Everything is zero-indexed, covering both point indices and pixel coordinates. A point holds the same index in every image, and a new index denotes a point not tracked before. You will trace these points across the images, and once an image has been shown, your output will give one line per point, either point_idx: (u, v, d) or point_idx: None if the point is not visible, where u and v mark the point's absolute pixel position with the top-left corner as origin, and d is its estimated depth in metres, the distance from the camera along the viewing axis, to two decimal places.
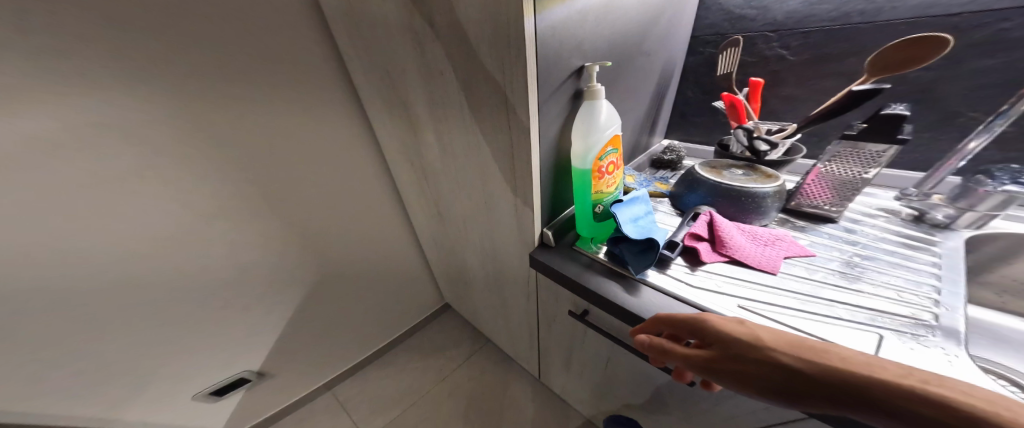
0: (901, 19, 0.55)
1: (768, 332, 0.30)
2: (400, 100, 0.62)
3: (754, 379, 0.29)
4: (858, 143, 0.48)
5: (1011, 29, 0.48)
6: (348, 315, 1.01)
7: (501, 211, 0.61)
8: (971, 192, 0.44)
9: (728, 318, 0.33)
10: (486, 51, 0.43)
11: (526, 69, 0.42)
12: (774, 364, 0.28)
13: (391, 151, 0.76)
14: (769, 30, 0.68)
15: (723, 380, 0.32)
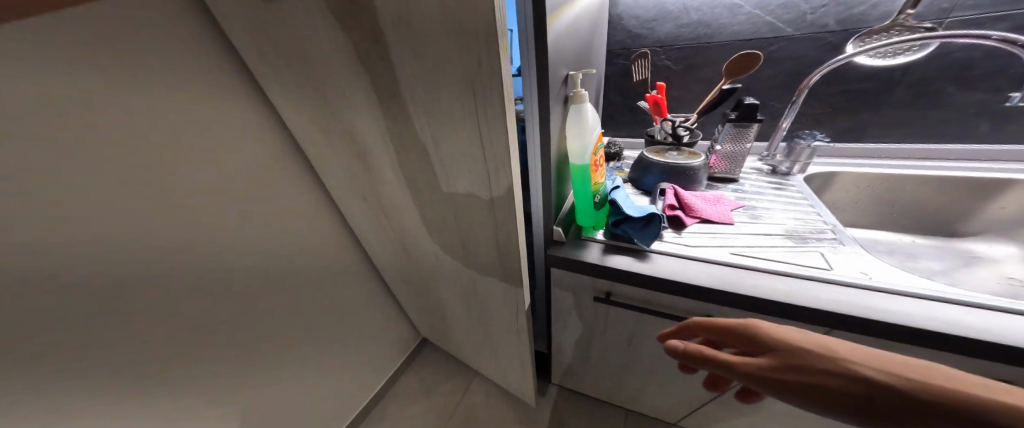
0: (727, 41, 0.78)
1: (844, 343, 0.30)
2: (354, 125, 0.53)
3: (824, 388, 0.29)
4: (738, 126, 0.69)
5: (776, 50, 0.75)
6: (331, 376, 0.89)
7: (476, 241, 0.57)
8: (795, 150, 0.68)
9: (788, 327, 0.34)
10: (451, 67, 0.37)
11: (505, 87, 0.36)
12: (850, 373, 0.29)
13: (353, 179, 0.65)
14: (657, 46, 0.87)
15: (781, 392, 0.31)
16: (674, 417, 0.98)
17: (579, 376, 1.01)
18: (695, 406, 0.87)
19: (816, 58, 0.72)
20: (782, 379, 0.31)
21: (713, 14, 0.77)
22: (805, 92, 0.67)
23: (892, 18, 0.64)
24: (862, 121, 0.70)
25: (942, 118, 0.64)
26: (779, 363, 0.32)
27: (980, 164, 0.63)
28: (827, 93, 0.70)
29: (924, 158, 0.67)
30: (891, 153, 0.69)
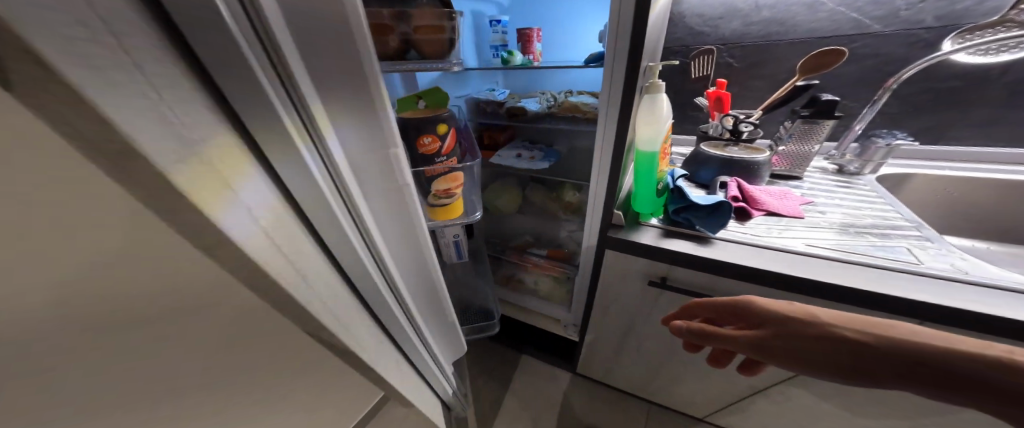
0: (800, 38, 0.78)
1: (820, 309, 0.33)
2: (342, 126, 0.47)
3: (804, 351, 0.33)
4: (809, 123, 0.68)
5: (856, 48, 0.74)
6: None
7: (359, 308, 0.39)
8: (869, 149, 0.67)
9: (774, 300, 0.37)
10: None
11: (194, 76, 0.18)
12: (832, 336, 0.32)
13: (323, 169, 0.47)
14: (720, 44, 0.87)
15: (772, 356, 0.35)
16: (707, 410, 0.98)
17: (611, 364, 1.04)
18: (732, 401, 0.87)
19: (897, 57, 0.71)
20: (770, 349, 0.35)
21: (789, 12, 0.77)
22: (891, 89, 0.65)
23: (1001, 13, 0.61)
24: (946, 121, 0.67)
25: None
26: (766, 333, 0.35)
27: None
28: (905, 94, 0.69)
29: (1007, 163, 0.65)
30: (971, 156, 0.67)
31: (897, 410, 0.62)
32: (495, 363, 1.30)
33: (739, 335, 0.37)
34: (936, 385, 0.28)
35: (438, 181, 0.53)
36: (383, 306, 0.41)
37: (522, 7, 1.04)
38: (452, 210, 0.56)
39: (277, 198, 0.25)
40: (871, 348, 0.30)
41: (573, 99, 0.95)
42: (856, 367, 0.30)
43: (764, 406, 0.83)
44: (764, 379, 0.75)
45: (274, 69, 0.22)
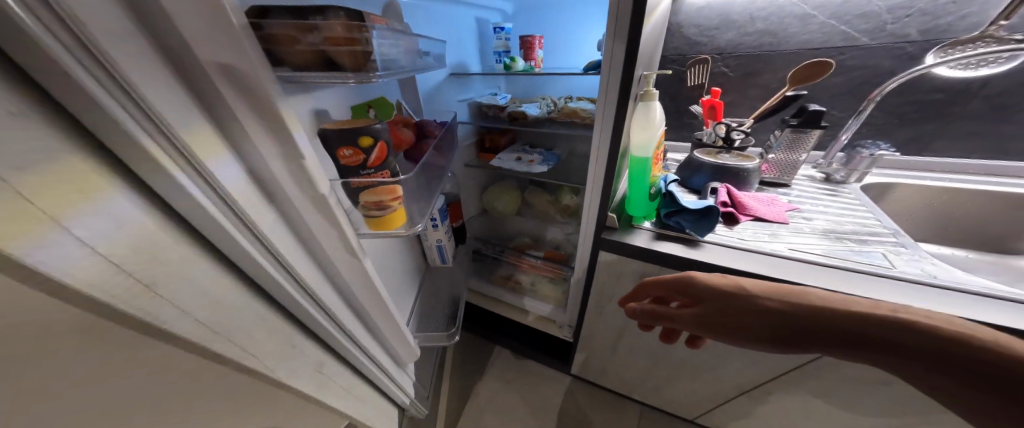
0: (792, 50, 0.80)
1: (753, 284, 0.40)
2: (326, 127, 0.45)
3: (743, 323, 0.39)
4: (797, 132, 0.70)
5: (845, 60, 0.76)
6: None
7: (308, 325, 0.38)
8: (855, 158, 0.70)
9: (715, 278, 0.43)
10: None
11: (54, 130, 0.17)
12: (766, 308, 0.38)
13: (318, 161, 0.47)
14: (716, 53, 0.90)
15: (716, 330, 0.41)
16: (698, 410, 1.01)
17: (605, 364, 1.07)
18: (723, 401, 0.90)
19: (884, 68, 0.73)
20: (712, 326, 0.41)
21: (782, 24, 0.79)
22: (875, 101, 0.68)
23: (982, 29, 0.63)
24: (930, 132, 0.70)
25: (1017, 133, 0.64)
26: (708, 312, 0.41)
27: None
28: (891, 105, 0.71)
29: (987, 174, 0.68)
30: (952, 167, 0.69)
31: (874, 409, 0.65)
32: (492, 363, 1.33)
33: (686, 315, 0.43)
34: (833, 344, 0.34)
35: (364, 191, 0.38)
36: (316, 325, 0.39)
37: (525, 14, 1.06)
38: (394, 224, 0.41)
39: (149, 220, 0.23)
40: (788, 319, 0.37)
41: (572, 104, 0.98)
42: (775, 337, 0.37)
43: (752, 406, 0.85)
44: (751, 379, 0.77)
45: (122, 88, 0.19)
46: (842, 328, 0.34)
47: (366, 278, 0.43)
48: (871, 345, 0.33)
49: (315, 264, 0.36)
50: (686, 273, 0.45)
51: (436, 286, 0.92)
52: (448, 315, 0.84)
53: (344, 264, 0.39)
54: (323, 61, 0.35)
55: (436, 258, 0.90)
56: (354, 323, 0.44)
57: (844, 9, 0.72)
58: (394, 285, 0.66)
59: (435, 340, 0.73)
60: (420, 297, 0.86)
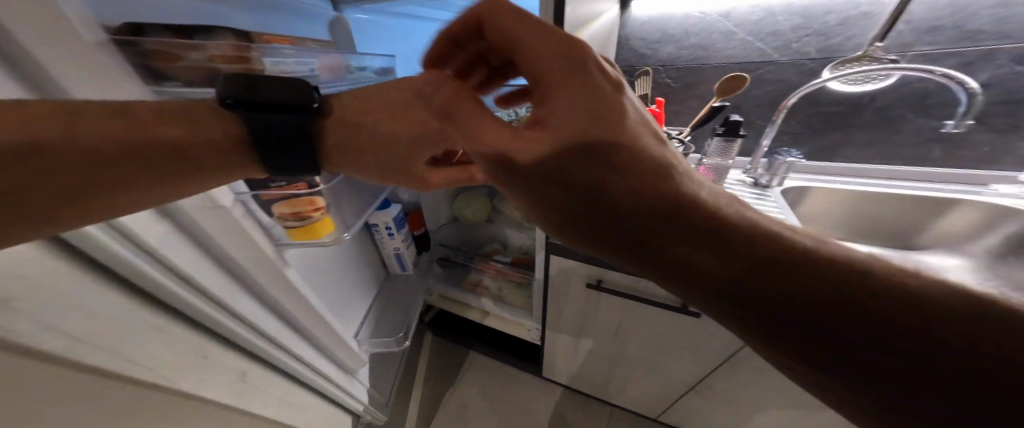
0: (720, 64, 0.87)
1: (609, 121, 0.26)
2: None
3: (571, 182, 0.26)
4: (724, 140, 0.76)
5: (764, 73, 0.83)
6: None
7: (240, 343, 0.38)
8: (774, 164, 0.76)
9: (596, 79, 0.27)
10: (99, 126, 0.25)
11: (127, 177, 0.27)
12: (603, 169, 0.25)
13: None
14: (659, 65, 0.95)
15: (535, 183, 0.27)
16: (657, 409, 1.04)
17: (568, 365, 1.10)
18: (678, 398, 0.93)
19: (797, 81, 0.80)
20: (541, 179, 0.27)
21: (710, 39, 0.86)
22: (786, 111, 0.75)
23: (862, 50, 0.72)
24: (835, 142, 0.77)
25: (908, 142, 0.72)
26: (554, 159, 0.26)
27: (942, 188, 0.71)
28: (802, 115, 0.78)
29: (891, 179, 0.75)
30: (858, 172, 0.77)
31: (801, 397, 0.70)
32: (466, 369, 1.33)
33: (523, 151, 0.26)
34: (679, 253, 0.24)
35: (279, 203, 0.40)
36: (247, 342, 0.38)
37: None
38: (319, 233, 0.44)
39: (32, 251, 0.22)
40: (636, 195, 0.25)
41: None
42: (608, 223, 0.26)
43: (704, 402, 0.89)
44: (697, 375, 0.82)
45: None
46: (675, 229, 0.24)
47: (297, 293, 0.43)
48: (742, 253, 0.23)
49: (238, 283, 0.36)
50: (576, 66, 0.26)
51: (395, 295, 0.92)
52: (401, 323, 0.85)
53: (266, 279, 0.38)
54: (213, 78, 0.34)
55: (396, 266, 0.92)
56: (287, 336, 0.44)
57: (758, 27, 0.80)
58: (332, 296, 0.65)
59: (385, 345, 0.76)
60: (376, 306, 0.85)
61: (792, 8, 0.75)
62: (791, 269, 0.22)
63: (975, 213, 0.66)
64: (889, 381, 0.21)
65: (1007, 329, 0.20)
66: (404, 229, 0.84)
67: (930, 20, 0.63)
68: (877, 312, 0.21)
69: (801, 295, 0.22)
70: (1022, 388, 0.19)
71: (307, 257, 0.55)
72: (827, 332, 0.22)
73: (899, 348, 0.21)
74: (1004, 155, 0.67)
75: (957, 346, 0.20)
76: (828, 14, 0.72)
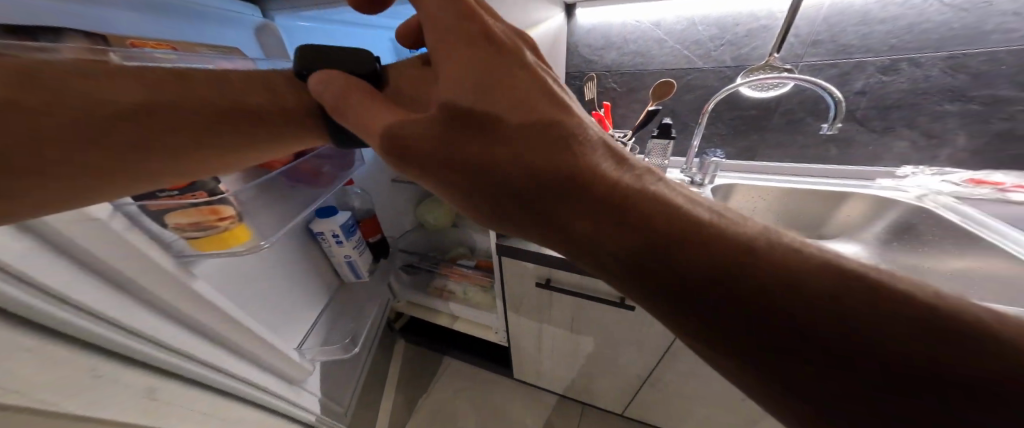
0: (657, 70, 0.95)
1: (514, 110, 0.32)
2: None
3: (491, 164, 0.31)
4: (660, 142, 0.82)
5: (692, 79, 0.93)
6: None
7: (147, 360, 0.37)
8: (704, 164, 0.83)
9: (497, 72, 0.33)
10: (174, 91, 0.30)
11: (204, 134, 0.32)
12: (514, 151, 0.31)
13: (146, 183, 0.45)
14: (605, 70, 1.01)
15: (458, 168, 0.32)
16: (620, 404, 1.01)
17: (533, 367, 1.09)
18: (634, 396, 0.94)
19: (718, 87, 0.91)
20: (430, 155, 0.32)
21: (647, 46, 0.93)
22: (706, 111, 0.84)
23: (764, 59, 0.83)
24: (754, 143, 0.95)
25: (806, 142, 0.90)
26: (438, 136, 0.32)
27: (831, 180, 0.88)
28: (722, 121, 0.96)
29: (796, 174, 0.93)
30: (773, 168, 0.94)
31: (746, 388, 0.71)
32: (439, 375, 1.31)
33: (413, 130, 0.32)
34: (550, 208, 0.31)
35: (171, 215, 0.41)
36: (150, 359, 0.37)
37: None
38: (229, 242, 0.48)
39: None
40: (509, 162, 0.31)
41: None
42: (496, 187, 0.32)
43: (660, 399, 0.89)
44: (646, 370, 0.81)
45: None
46: (544, 186, 0.31)
47: (205, 306, 0.43)
48: (598, 208, 0.29)
49: (128, 298, 0.35)
50: (482, 62, 0.32)
51: (352, 303, 0.94)
52: (350, 331, 0.87)
53: (166, 293, 0.38)
54: None
55: (350, 273, 0.92)
56: (209, 351, 0.44)
57: (685, 37, 0.88)
58: (265, 309, 0.65)
59: (335, 352, 0.77)
60: (325, 317, 0.86)
61: (709, 19, 0.84)
62: (628, 221, 0.28)
63: (862, 205, 0.78)
64: (727, 331, 0.26)
65: (810, 271, 0.24)
66: (354, 236, 0.85)
67: (812, 34, 0.79)
68: (705, 264, 0.26)
69: (643, 242, 0.27)
70: (814, 326, 0.24)
71: (221, 272, 0.54)
72: (684, 287, 0.26)
73: (733, 299, 0.25)
74: (883, 151, 0.85)
75: (783, 287, 0.24)
76: (738, 26, 0.83)
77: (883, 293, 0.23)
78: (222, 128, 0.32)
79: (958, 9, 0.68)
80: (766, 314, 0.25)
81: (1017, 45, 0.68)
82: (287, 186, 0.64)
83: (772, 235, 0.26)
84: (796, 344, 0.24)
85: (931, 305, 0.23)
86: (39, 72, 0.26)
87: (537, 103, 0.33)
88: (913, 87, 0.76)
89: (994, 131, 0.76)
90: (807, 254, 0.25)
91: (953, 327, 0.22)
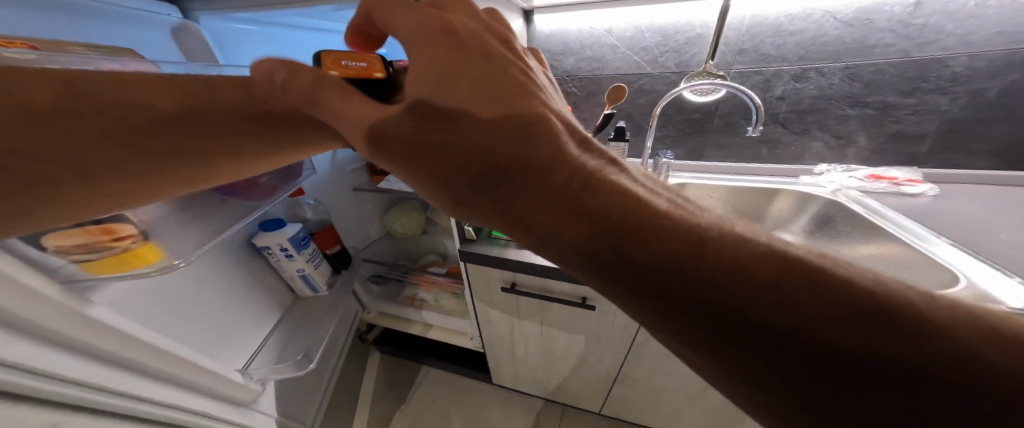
0: (611, 75, 1.00)
1: (482, 109, 0.32)
2: None
3: (456, 159, 0.31)
4: (616, 145, 0.86)
5: (643, 84, 0.99)
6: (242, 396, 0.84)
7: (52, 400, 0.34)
8: (658, 165, 0.94)
9: (470, 72, 0.33)
10: (207, 100, 0.35)
11: (229, 139, 0.37)
12: (480, 147, 0.31)
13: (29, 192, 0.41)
14: (565, 75, 1.05)
15: (424, 161, 0.32)
16: (596, 402, 1.00)
17: (508, 370, 1.08)
18: (609, 395, 0.94)
19: (666, 91, 0.97)
20: (402, 144, 0.32)
21: (601, 52, 0.98)
22: (655, 115, 0.90)
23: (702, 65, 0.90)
24: (700, 144, 1.04)
25: (743, 142, 1.00)
26: (413, 130, 0.32)
27: (764, 177, 0.98)
28: (671, 124, 1.03)
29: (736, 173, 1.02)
30: (717, 168, 1.04)
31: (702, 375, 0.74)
32: (416, 387, 1.27)
33: (388, 124, 0.32)
34: (518, 198, 0.30)
35: (48, 237, 0.38)
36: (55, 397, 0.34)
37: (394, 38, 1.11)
38: (132, 263, 0.46)
39: None
40: (480, 154, 0.31)
41: None
42: (470, 181, 0.32)
43: (632, 394, 0.88)
44: (616, 366, 0.82)
45: None
46: (514, 176, 0.30)
47: (111, 334, 0.40)
48: (564, 202, 0.28)
49: (22, 336, 0.32)
50: (455, 62, 0.33)
51: (308, 317, 0.90)
52: (304, 347, 0.82)
53: (63, 325, 0.36)
54: None
55: (305, 287, 0.89)
56: (127, 380, 0.42)
57: (635, 44, 0.94)
58: (199, 328, 0.61)
59: (288, 370, 0.73)
60: (278, 335, 0.82)
61: (654, 26, 0.90)
62: (591, 209, 0.27)
63: (790, 198, 0.90)
64: (683, 324, 0.24)
65: (776, 267, 0.23)
66: (305, 248, 0.81)
67: (739, 44, 0.87)
68: (665, 253, 0.25)
69: (608, 234, 0.26)
70: (773, 320, 0.22)
71: (127, 294, 0.49)
72: (659, 286, 0.25)
73: (689, 290, 0.24)
74: (804, 151, 0.96)
75: (759, 284, 0.23)
76: (678, 33, 0.89)
77: (843, 290, 0.22)
78: (241, 135, 0.37)
79: (848, 24, 0.78)
80: (721, 307, 0.23)
81: (896, 58, 0.79)
82: (215, 201, 0.63)
83: (731, 229, 0.26)
84: (755, 339, 0.23)
85: (893, 301, 0.22)
86: (80, 89, 0.31)
87: (510, 95, 0.33)
88: (820, 93, 0.87)
89: (888, 132, 0.88)
90: (762, 247, 0.24)
91: (912, 323, 0.21)
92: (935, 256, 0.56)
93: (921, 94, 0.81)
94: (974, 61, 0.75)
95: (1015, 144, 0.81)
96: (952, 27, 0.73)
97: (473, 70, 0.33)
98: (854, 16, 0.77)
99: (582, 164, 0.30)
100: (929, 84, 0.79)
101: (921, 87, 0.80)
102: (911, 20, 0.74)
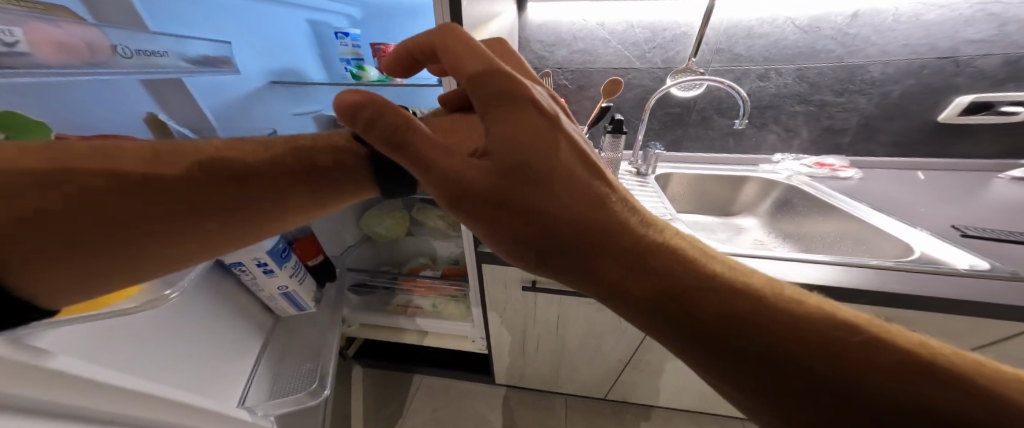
0: (601, 69, 1.03)
1: (561, 176, 0.29)
2: None
3: (527, 223, 0.29)
4: (614, 136, 0.92)
5: (631, 78, 1.03)
6: None
7: None
8: (648, 157, 1.00)
9: (547, 134, 0.29)
10: (262, 158, 0.33)
11: (284, 193, 0.34)
12: (556, 213, 0.29)
13: None
14: (557, 67, 1.05)
15: (489, 217, 0.30)
16: (602, 388, 1.07)
17: (515, 368, 1.08)
18: (615, 380, 1.00)
19: (653, 86, 1.02)
20: (471, 196, 0.29)
21: (593, 45, 0.99)
22: (648, 108, 0.95)
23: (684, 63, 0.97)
24: (679, 137, 1.13)
25: (716, 135, 1.10)
26: (495, 190, 0.28)
27: (731, 166, 1.11)
28: (654, 118, 1.10)
29: (711, 163, 1.13)
30: (694, 159, 1.14)
31: None
32: (412, 397, 1.21)
33: (468, 179, 0.28)
34: (591, 260, 0.29)
35: None
36: None
37: None
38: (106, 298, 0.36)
39: None
40: (557, 219, 0.29)
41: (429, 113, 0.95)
42: (535, 238, 0.30)
43: (639, 374, 0.95)
44: (629, 352, 0.87)
45: None
46: (596, 245, 0.29)
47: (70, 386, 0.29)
48: (644, 266, 0.28)
49: None
50: (535, 118, 0.28)
51: (294, 341, 0.78)
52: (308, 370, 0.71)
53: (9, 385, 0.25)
54: None
55: (290, 306, 0.77)
56: None
57: (625, 39, 0.96)
58: (181, 364, 0.49)
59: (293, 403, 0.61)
60: (268, 363, 0.70)
61: (645, 22, 0.93)
62: (662, 272, 0.28)
63: (755, 187, 1.05)
64: (710, 352, 0.27)
65: (812, 313, 0.26)
66: (287, 262, 0.69)
67: (717, 44, 0.95)
68: (735, 302, 0.27)
69: (679, 283, 0.28)
70: (809, 363, 0.25)
71: (88, 331, 0.37)
72: (713, 329, 0.27)
73: (752, 336, 0.26)
74: (760, 143, 1.10)
75: (805, 329, 0.25)
76: (665, 31, 0.93)
77: (898, 355, 0.24)
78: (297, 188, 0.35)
79: (802, 30, 0.89)
80: (770, 343, 0.25)
81: (833, 63, 0.93)
82: None
83: (782, 286, 0.28)
84: (797, 378, 0.25)
85: (941, 363, 0.24)
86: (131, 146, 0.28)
87: (588, 170, 0.31)
88: (777, 91, 0.99)
89: (823, 127, 1.04)
90: (816, 307, 0.26)
91: (945, 383, 0.23)
92: (884, 229, 0.70)
93: (848, 95, 0.97)
94: (886, 68, 0.91)
95: (909, 137, 1.01)
96: (875, 38, 0.88)
97: (550, 131, 0.29)
98: (807, 24, 0.88)
99: (658, 237, 0.30)
100: (855, 86, 0.95)
101: (849, 88, 0.96)
102: (848, 30, 0.88)
